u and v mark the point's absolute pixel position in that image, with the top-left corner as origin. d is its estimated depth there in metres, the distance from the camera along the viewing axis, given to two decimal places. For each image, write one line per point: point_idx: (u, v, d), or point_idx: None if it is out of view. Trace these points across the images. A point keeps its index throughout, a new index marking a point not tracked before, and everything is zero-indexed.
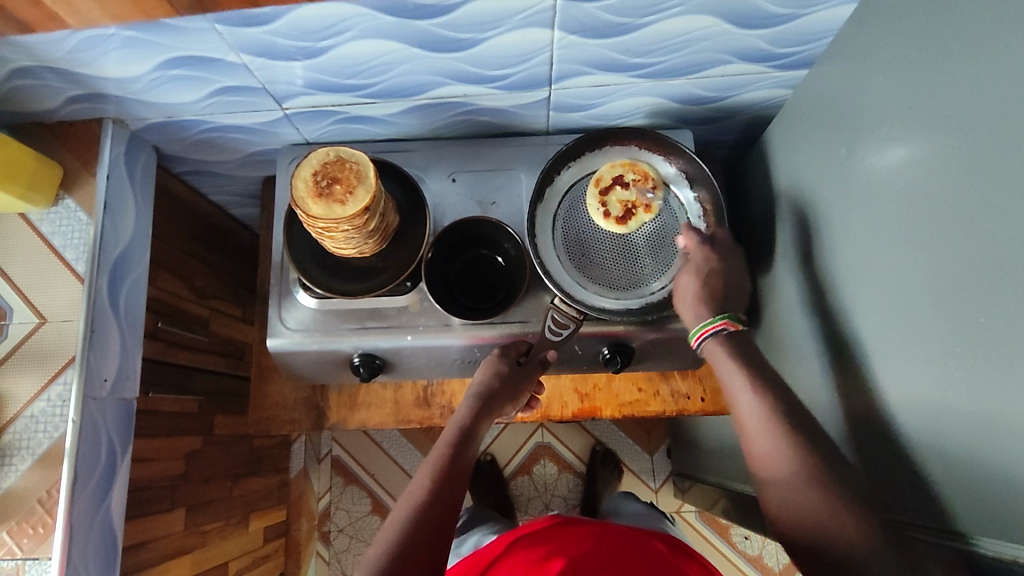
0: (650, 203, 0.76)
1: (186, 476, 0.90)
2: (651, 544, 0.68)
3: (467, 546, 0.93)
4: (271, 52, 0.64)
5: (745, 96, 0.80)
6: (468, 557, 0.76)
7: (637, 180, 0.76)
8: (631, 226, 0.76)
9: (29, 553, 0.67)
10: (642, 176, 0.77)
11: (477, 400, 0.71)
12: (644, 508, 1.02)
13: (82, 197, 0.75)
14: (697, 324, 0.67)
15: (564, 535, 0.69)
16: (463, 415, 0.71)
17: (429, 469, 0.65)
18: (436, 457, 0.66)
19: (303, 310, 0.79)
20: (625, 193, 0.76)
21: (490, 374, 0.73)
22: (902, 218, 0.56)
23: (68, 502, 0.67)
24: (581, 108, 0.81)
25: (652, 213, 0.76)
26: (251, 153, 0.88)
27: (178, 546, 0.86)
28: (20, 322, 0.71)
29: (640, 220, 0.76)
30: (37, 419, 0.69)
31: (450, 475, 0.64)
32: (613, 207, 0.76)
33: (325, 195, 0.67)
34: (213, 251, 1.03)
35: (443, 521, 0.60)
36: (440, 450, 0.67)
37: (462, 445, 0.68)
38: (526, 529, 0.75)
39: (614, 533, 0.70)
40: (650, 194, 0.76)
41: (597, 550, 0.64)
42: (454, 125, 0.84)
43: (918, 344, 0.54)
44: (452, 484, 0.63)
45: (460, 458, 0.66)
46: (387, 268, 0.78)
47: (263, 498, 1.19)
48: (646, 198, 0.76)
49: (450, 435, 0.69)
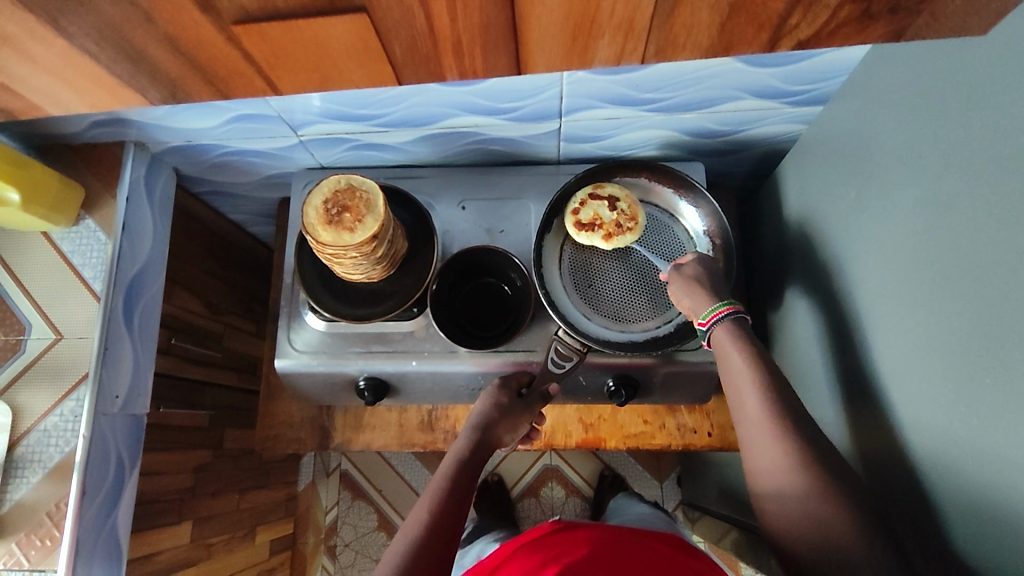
0: (612, 235, 0.75)
1: (195, 490, 0.91)
2: (653, 547, 0.67)
3: (467, 556, 0.94)
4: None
5: (758, 130, 0.80)
6: (473, 567, 0.76)
7: (623, 212, 0.75)
8: (581, 238, 0.75)
9: (36, 565, 0.68)
10: (632, 215, 0.75)
11: (476, 431, 0.72)
12: (651, 508, 1.00)
13: (102, 217, 0.77)
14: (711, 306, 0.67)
15: (561, 541, 0.68)
16: (461, 446, 0.71)
17: (427, 503, 0.65)
18: (436, 488, 0.66)
19: (312, 332, 0.80)
20: (605, 211, 0.76)
21: (490, 404, 0.74)
22: (911, 265, 0.54)
23: (75, 516, 0.69)
24: (592, 139, 0.81)
25: (606, 243, 0.75)
26: (267, 175, 0.90)
27: (184, 560, 0.87)
28: (38, 337, 0.73)
29: (593, 239, 0.75)
30: (50, 433, 0.71)
31: (449, 506, 0.64)
32: (589, 214, 0.76)
33: (335, 222, 0.68)
34: (229, 267, 1.05)
35: (443, 551, 0.60)
36: (439, 481, 0.67)
37: (461, 477, 0.68)
38: (528, 536, 0.74)
39: (617, 537, 0.69)
40: (621, 230, 0.75)
41: (597, 555, 0.63)
42: (465, 153, 0.85)
43: (927, 398, 0.52)
44: (451, 517, 0.63)
45: (459, 489, 0.66)
46: (394, 292, 0.78)
47: (271, 511, 1.20)
48: (615, 229, 0.75)
49: (449, 467, 0.69)
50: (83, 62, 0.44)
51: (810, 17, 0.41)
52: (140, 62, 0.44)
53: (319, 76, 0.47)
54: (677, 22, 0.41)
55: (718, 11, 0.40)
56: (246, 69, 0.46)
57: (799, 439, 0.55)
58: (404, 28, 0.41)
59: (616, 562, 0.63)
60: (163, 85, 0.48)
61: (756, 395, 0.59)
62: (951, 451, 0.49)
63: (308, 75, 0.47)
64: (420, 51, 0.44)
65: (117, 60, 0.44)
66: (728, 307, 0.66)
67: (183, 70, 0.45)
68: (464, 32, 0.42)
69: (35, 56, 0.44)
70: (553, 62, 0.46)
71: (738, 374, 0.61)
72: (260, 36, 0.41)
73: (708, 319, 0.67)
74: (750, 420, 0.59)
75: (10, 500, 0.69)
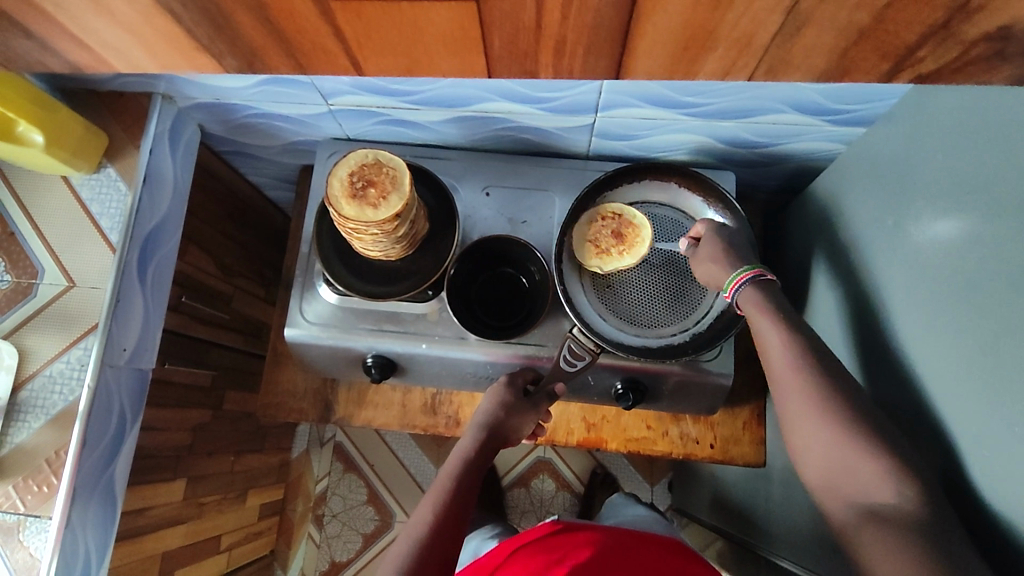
0: (631, 248, 0.74)
1: (192, 448, 0.92)
2: (654, 552, 0.68)
3: (467, 554, 0.91)
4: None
5: (793, 145, 0.80)
6: (470, 565, 0.77)
7: (617, 235, 0.75)
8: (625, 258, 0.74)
9: (31, 510, 0.68)
10: (627, 245, 0.74)
11: (482, 432, 0.72)
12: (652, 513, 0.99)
13: (123, 167, 0.76)
14: (730, 275, 0.66)
15: (562, 543, 0.68)
16: (467, 446, 0.72)
17: (431, 503, 0.66)
18: (440, 489, 0.68)
19: (324, 304, 0.80)
20: (620, 260, 0.74)
21: (496, 399, 0.74)
22: (934, 296, 0.53)
23: (74, 465, 0.68)
24: (624, 138, 0.81)
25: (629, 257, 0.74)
26: (292, 142, 0.89)
27: (174, 517, 0.88)
28: (50, 283, 0.73)
29: (626, 258, 0.74)
30: (55, 380, 0.70)
31: (453, 511, 0.66)
32: (642, 231, 0.74)
33: (359, 197, 0.68)
34: (244, 230, 1.04)
35: (446, 552, 0.63)
36: (444, 482, 0.69)
37: (465, 477, 0.69)
38: (527, 536, 0.74)
39: (617, 539, 0.70)
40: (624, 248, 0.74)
41: (600, 560, 0.64)
42: (494, 139, 0.84)
43: (942, 438, 0.52)
44: (451, 518, 0.65)
45: (464, 489, 0.68)
46: (412, 274, 0.78)
47: (263, 476, 1.21)
48: (627, 244, 0.74)
49: (454, 466, 0.71)
50: (126, 17, 0.43)
51: (940, 53, 0.38)
52: (220, 27, 0.43)
53: (407, 62, 0.45)
54: (797, 41, 0.39)
55: (844, 40, 0.38)
56: (332, 44, 0.44)
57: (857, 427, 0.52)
58: (511, 21, 0.40)
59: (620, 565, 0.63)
60: (239, 52, 0.47)
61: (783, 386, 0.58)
62: (961, 493, 0.49)
63: (397, 62, 0.45)
64: (518, 47, 0.42)
65: (198, 21, 0.43)
66: (750, 271, 0.65)
67: (267, 40, 0.44)
68: (571, 33, 0.40)
69: (105, 6, 0.42)
70: (655, 71, 0.43)
71: (773, 342, 0.60)
72: (356, 16, 0.40)
73: (734, 285, 0.66)
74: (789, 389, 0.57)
75: (10, 443, 0.69)
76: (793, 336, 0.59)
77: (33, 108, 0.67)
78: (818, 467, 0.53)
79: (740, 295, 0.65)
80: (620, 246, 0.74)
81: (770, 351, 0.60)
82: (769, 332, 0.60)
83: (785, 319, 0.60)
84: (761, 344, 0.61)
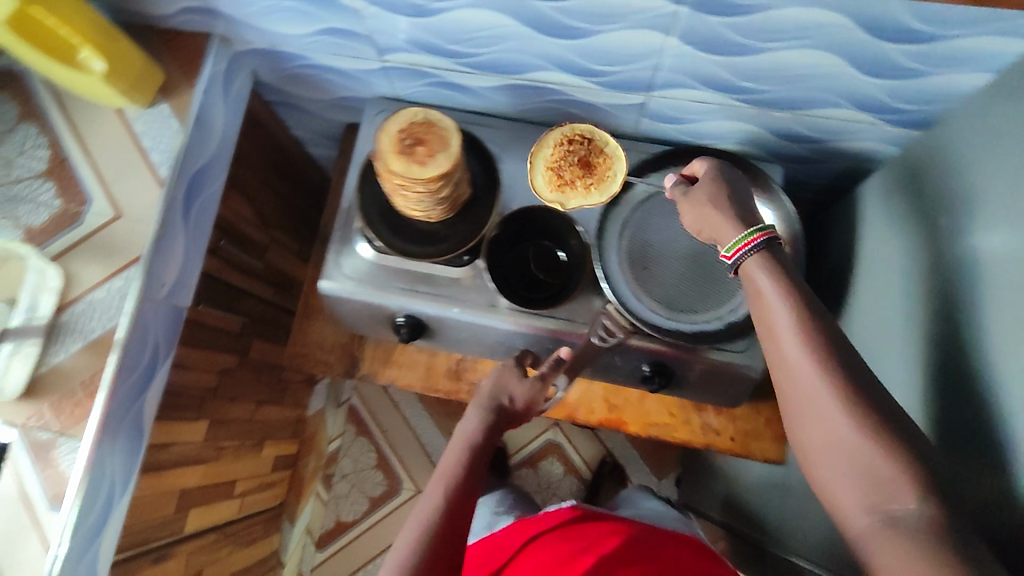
0: (602, 180, 0.72)
1: (216, 391, 0.93)
2: (674, 542, 0.70)
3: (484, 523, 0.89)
4: (406, 6, 0.66)
5: (845, 143, 0.79)
6: (485, 543, 0.79)
7: (583, 160, 0.73)
8: (591, 190, 0.72)
9: (64, 430, 0.69)
10: (597, 176, 0.72)
11: (488, 414, 0.69)
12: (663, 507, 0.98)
13: (176, 104, 0.77)
14: (735, 239, 0.56)
15: (586, 534, 0.70)
16: (471, 426, 0.69)
17: (438, 490, 0.63)
18: (445, 475, 0.65)
19: (360, 260, 0.81)
20: (586, 193, 0.72)
21: (501, 383, 0.71)
22: (999, 305, 0.53)
23: (109, 391, 0.69)
24: (674, 121, 0.80)
25: (597, 190, 0.72)
26: (340, 97, 0.89)
27: (195, 455, 0.90)
28: (97, 212, 0.74)
29: (589, 191, 0.72)
30: (95, 306, 0.72)
31: (460, 499, 0.63)
32: (613, 164, 0.73)
33: (407, 154, 0.68)
34: (284, 184, 1.04)
35: (456, 544, 0.60)
36: (450, 467, 0.65)
37: (472, 462, 0.66)
38: (547, 522, 0.76)
39: (638, 528, 0.72)
40: (592, 179, 0.72)
41: (630, 552, 0.65)
42: (542, 110, 0.84)
43: (996, 451, 0.50)
44: (461, 507, 0.62)
45: (470, 477, 0.65)
46: (450, 235, 0.78)
47: (279, 429, 1.22)
48: (598, 175, 0.72)
49: (459, 449, 0.67)
50: None
51: None
52: None
53: None
54: None
55: None
56: None
57: (889, 423, 0.46)
58: None
59: (647, 555, 0.65)
60: None
61: (807, 384, 0.49)
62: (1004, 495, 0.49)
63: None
64: None
65: None
66: (761, 234, 0.55)
67: None
68: None
69: None
70: None
71: (785, 332, 0.51)
72: None
73: (734, 251, 0.56)
74: (806, 393, 0.49)
75: (47, 363, 0.70)
76: (807, 317, 0.51)
77: (96, 36, 0.67)
78: (841, 483, 0.47)
79: (743, 261, 0.56)
80: (590, 179, 0.72)
81: (783, 343, 0.51)
82: (782, 322, 0.51)
83: (801, 305, 0.52)
84: (771, 331, 0.53)
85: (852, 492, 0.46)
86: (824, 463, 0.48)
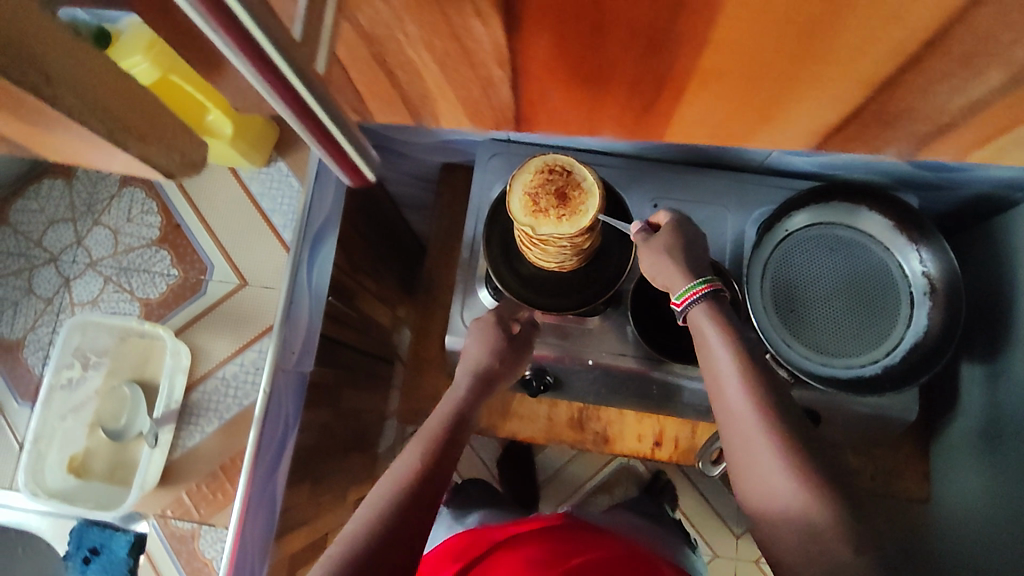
0: (574, 214, 0.59)
1: (320, 449, 0.89)
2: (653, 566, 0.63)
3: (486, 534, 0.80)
4: None
5: (982, 175, 0.71)
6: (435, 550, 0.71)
7: (552, 189, 0.59)
8: (561, 223, 0.59)
9: (206, 518, 0.69)
10: (569, 208, 0.59)
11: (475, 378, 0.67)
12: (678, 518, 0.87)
13: (295, 161, 0.73)
14: (683, 287, 0.58)
15: (563, 543, 0.64)
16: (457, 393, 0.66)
17: (416, 450, 0.60)
18: (424, 439, 0.61)
19: (482, 310, 0.78)
20: (554, 225, 0.59)
21: (486, 345, 0.70)
22: None
23: (250, 471, 0.66)
24: (802, 154, 0.75)
25: (568, 225, 0.58)
26: (444, 140, 0.85)
27: (303, 518, 0.86)
28: (221, 280, 0.71)
29: (555, 224, 0.59)
30: (229, 382, 0.69)
31: (439, 460, 0.59)
32: (588, 199, 0.59)
33: (542, 208, 0.59)
34: (373, 225, 1.00)
35: (426, 503, 0.56)
36: (429, 430, 0.62)
37: (456, 428, 0.63)
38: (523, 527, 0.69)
39: (616, 545, 0.66)
40: (561, 210, 0.59)
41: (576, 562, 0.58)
42: (664, 149, 0.81)
43: None
44: (437, 466, 0.59)
45: (452, 442, 0.61)
46: (586, 284, 0.73)
47: (362, 473, 1.19)
48: (573, 207, 0.59)
49: (443, 413, 0.64)
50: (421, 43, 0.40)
51: None
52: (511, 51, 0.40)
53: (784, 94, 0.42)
54: None
55: None
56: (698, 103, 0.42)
57: (819, 469, 0.47)
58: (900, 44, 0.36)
59: None
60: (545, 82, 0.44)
61: (738, 394, 0.51)
62: None
63: (637, 113, 0.49)
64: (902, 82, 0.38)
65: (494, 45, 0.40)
66: (707, 285, 0.57)
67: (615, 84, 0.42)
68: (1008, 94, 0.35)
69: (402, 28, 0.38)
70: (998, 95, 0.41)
71: (717, 350, 0.54)
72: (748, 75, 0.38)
73: (681, 300, 0.58)
74: (732, 408, 0.52)
75: (182, 446, 0.68)
76: (743, 357, 0.53)
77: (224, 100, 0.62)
78: (770, 475, 0.48)
79: (692, 309, 0.57)
80: (561, 209, 0.59)
81: (715, 363, 0.54)
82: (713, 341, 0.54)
83: (731, 330, 0.55)
84: (706, 361, 0.55)
85: (777, 477, 0.48)
86: (754, 463, 0.49)
